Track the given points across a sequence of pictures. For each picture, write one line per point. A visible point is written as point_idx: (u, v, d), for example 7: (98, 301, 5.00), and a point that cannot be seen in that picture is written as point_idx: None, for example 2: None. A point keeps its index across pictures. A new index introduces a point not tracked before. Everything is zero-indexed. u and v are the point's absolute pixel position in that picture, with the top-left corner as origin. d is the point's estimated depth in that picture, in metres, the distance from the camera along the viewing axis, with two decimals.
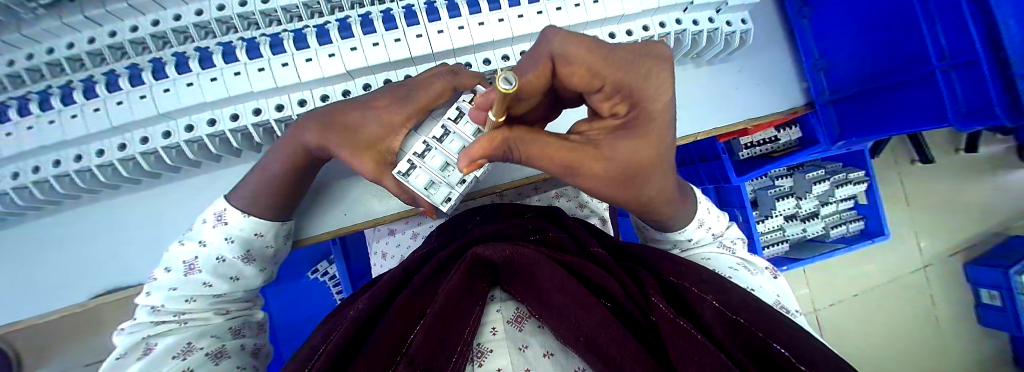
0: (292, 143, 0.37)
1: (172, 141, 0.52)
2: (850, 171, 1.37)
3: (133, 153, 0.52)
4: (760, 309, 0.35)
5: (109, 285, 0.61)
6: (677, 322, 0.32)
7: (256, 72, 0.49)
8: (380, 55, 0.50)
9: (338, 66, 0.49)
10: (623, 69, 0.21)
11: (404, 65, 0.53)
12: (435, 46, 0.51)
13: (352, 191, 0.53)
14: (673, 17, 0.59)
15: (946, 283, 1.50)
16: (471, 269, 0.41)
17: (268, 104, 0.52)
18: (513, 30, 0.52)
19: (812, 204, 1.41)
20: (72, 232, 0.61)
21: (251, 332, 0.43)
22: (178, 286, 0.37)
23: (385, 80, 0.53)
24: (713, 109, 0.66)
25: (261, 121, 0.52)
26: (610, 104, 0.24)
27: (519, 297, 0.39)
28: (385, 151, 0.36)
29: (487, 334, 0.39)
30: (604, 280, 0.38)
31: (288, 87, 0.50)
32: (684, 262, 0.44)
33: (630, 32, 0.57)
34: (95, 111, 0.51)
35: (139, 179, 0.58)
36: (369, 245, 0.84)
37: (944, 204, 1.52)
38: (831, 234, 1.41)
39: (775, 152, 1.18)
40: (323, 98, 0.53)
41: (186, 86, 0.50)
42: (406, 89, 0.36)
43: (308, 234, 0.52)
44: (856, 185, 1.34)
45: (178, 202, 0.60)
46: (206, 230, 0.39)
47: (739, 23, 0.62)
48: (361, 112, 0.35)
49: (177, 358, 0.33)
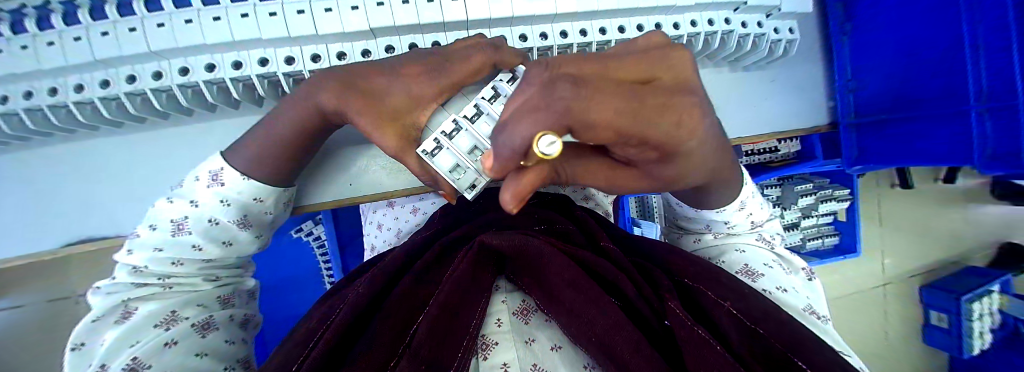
0: (305, 103, 0.34)
1: (164, 84, 0.47)
2: (838, 188, 1.42)
3: (117, 93, 0.47)
4: (779, 319, 0.35)
5: (85, 233, 0.56)
6: (696, 331, 0.31)
7: (267, 17, 0.44)
8: (410, 16, 0.45)
9: (362, 21, 0.45)
10: (659, 117, 0.13)
11: (433, 29, 0.48)
12: (470, 13, 0.47)
13: (358, 161, 0.50)
14: (722, 15, 0.56)
15: (902, 303, 1.61)
16: (478, 259, 0.40)
17: (277, 54, 0.48)
18: (557, 6, 0.48)
19: (795, 215, 1.44)
20: (43, 172, 0.55)
21: (241, 301, 0.41)
22: (163, 247, 0.34)
23: (410, 44, 0.49)
24: (740, 118, 0.65)
25: (268, 72, 0.47)
26: (635, 152, 0.17)
27: (528, 290, 0.38)
28: (409, 126, 0.33)
29: (492, 326, 0.38)
30: (618, 278, 0.37)
31: (302, 39, 0.46)
32: (698, 264, 0.43)
33: (677, 25, 0.54)
34: (76, 40, 0.45)
35: (123, 122, 0.53)
36: (365, 214, 0.81)
37: (915, 229, 1.60)
38: (806, 246, 1.46)
39: (772, 162, 1.20)
40: (339, 56, 0.48)
41: (185, 23, 0.44)
42: (440, 59, 0.33)
43: (308, 202, 0.48)
44: (840, 202, 1.40)
45: (164, 153, 0.55)
46: (200, 189, 0.35)
47: (786, 31, 0.60)
48: (388, 79, 0.31)
49: (161, 327, 0.31)
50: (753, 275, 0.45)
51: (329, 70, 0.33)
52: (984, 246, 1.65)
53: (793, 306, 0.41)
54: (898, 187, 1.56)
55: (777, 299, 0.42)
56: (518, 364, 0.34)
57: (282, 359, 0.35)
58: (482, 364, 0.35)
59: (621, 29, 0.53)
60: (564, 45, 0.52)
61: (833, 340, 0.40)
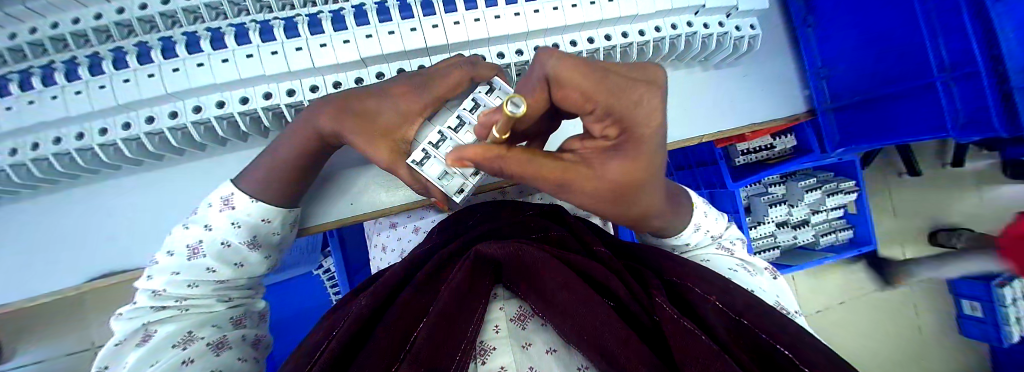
0: (305, 129, 0.37)
1: (179, 122, 0.51)
2: (842, 180, 1.40)
3: (137, 133, 0.52)
4: (761, 311, 0.35)
5: (103, 269, 0.59)
6: (681, 323, 0.32)
7: (269, 56, 0.49)
8: (395, 43, 0.50)
9: (353, 52, 0.49)
10: (620, 94, 0.20)
11: (418, 55, 0.52)
12: (450, 37, 0.51)
13: (358, 180, 0.53)
14: (685, 19, 0.60)
15: (928, 293, 1.54)
16: (475, 268, 0.41)
17: (279, 88, 0.52)
18: (528, 25, 0.52)
19: (803, 212, 1.43)
20: (69, 213, 0.59)
21: (252, 323, 0.42)
22: (180, 271, 0.36)
23: (398, 69, 0.53)
24: (718, 113, 0.67)
25: (272, 104, 0.51)
26: (600, 129, 0.23)
27: (523, 295, 0.40)
28: (400, 140, 0.36)
29: (491, 332, 0.39)
30: (608, 279, 0.38)
31: (300, 72, 0.50)
32: (686, 263, 0.44)
33: (643, 32, 0.58)
34: (101, 88, 0.51)
35: (141, 161, 0.57)
36: (369, 237, 0.83)
37: (928, 215, 1.56)
38: (820, 242, 1.45)
39: (770, 159, 1.21)
40: (334, 85, 0.53)
41: (196, 66, 0.49)
42: (423, 79, 0.36)
43: (313, 223, 0.51)
44: (846, 194, 1.37)
45: (179, 188, 0.59)
46: (212, 214, 0.38)
47: (748, 28, 0.63)
48: (378, 101, 0.35)
49: (178, 347, 0.33)
50: None
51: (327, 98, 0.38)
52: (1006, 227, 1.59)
53: None
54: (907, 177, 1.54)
55: None
56: (515, 368, 0.36)
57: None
58: (481, 369, 0.36)
59: (591, 40, 0.57)
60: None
61: None
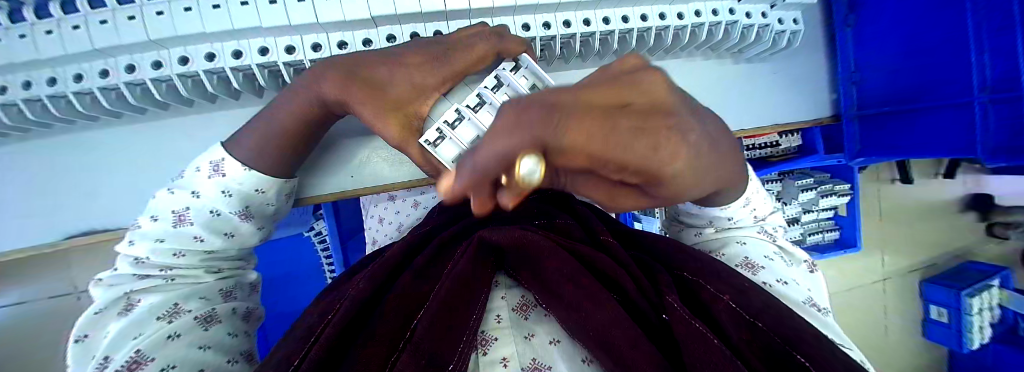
0: (305, 92, 0.33)
1: (164, 73, 0.47)
2: (837, 182, 1.42)
3: (117, 83, 0.47)
4: (778, 312, 0.35)
5: (85, 225, 0.56)
6: (694, 325, 0.30)
7: (267, 5, 0.44)
8: (411, 3, 0.45)
9: (363, 9, 0.45)
10: (630, 147, 0.10)
11: (434, 18, 0.48)
12: (473, 2, 0.46)
13: (360, 152, 0.50)
14: (727, 5, 0.55)
15: (901, 297, 1.61)
16: (477, 255, 0.39)
17: (276, 43, 0.47)
18: None
19: (796, 210, 1.43)
20: (45, 164, 0.55)
21: (243, 294, 0.40)
22: (165, 238, 0.33)
23: (411, 34, 0.48)
24: (741, 110, 0.64)
25: (268, 62, 0.47)
26: (618, 177, 0.13)
27: (526, 284, 0.38)
28: (412, 115, 0.33)
29: (492, 322, 0.38)
30: (617, 273, 0.37)
31: (302, 27, 0.45)
32: (697, 259, 0.43)
33: (681, 15, 0.54)
34: (74, 28, 0.45)
35: (121, 113, 0.53)
36: (366, 208, 0.81)
37: (916, 224, 1.59)
38: (807, 240, 1.47)
39: (772, 157, 1.19)
40: (340, 45, 0.48)
41: (184, 12, 0.44)
42: (443, 48, 0.33)
43: (311, 193, 0.48)
44: (840, 197, 1.41)
45: (165, 145, 0.55)
46: (200, 180, 0.34)
47: (791, 22, 0.59)
48: (389, 69, 0.32)
49: (163, 321, 0.31)
50: (753, 269, 0.45)
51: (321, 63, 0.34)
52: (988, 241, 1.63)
53: (792, 296, 0.42)
54: (898, 183, 1.56)
55: (777, 292, 0.42)
56: (518, 360, 0.35)
57: (282, 355, 0.35)
58: (482, 360, 0.35)
59: (625, 19, 0.53)
60: (567, 35, 0.52)
61: (834, 332, 0.40)
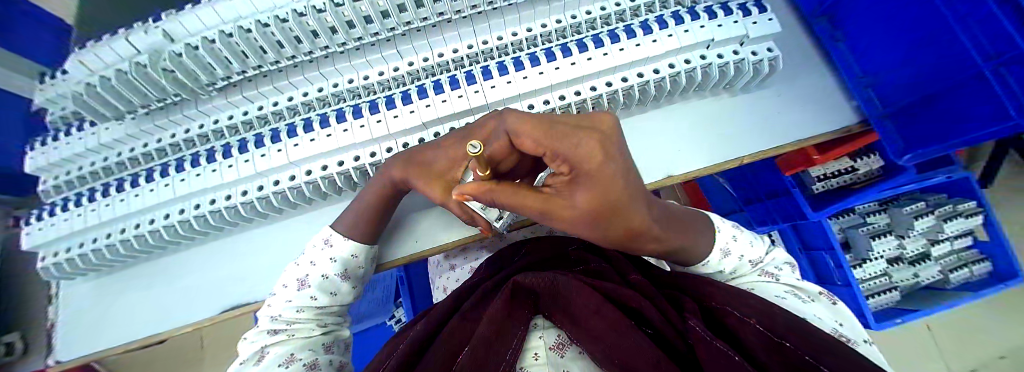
0: (383, 179, 0.48)
1: (296, 182, 0.67)
2: (959, 202, 1.19)
3: (267, 193, 0.68)
4: (812, 333, 0.33)
5: (227, 303, 0.74)
6: (712, 343, 0.32)
7: (358, 128, 0.65)
8: (447, 108, 0.63)
9: (416, 119, 0.63)
10: (560, 138, 0.25)
11: (466, 114, 0.64)
12: (489, 97, 0.63)
13: (422, 222, 0.62)
14: (697, 54, 0.65)
15: None
16: (515, 295, 0.44)
17: (365, 152, 0.67)
18: (552, 79, 0.62)
19: (919, 244, 1.23)
20: (218, 256, 0.78)
21: (338, 349, 0.48)
22: (293, 299, 0.45)
23: (450, 128, 0.65)
24: (752, 135, 0.68)
25: (360, 164, 0.66)
26: (558, 165, 0.27)
27: (559, 323, 0.42)
28: (450, 181, 0.43)
29: (530, 359, 0.42)
30: (642, 306, 0.40)
31: (379, 137, 0.65)
32: (734, 293, 0.43)
33: (657, 70, 0.63)
34: (246, 161, 0.70)
35: (267, 214, 0.76)
36: (432, 280, 0.90)
37: None
38: (951, 280, 1.21)
39: (856, 183, 1.09)
40: (404, 145, 0.66)
41: (310, 141, 0.67)
42: (466, 132, 0.43)
43: (387, 259, 0.60)
44: (968, 218, 1.16)
45: (288, 235, 0.75)
46: (316, 253, 0.48)
47: (764, 51, 0.64)
48: (433, 153, 0.45)
49: (282, 365, 0.39)
50: None
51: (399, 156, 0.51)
52: None
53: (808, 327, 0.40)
54: None
55: None
56: None
57: None
58: None
59: (610, 84, 0.65)
60: (564, 105, 0.65)
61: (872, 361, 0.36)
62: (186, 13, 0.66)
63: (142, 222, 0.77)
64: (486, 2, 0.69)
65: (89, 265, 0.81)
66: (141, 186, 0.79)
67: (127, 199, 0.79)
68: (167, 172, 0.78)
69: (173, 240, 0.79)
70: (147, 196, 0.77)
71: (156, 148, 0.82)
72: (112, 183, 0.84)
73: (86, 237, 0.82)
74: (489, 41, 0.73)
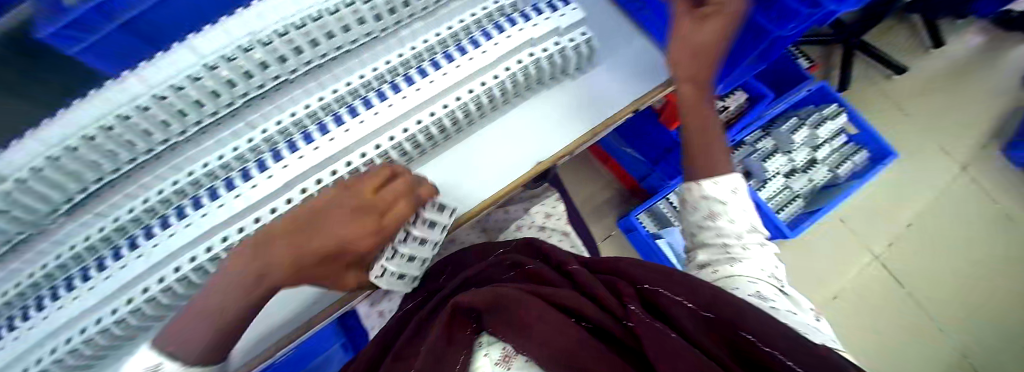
0: (250, 269, 0.42)
1: (145, 295, 0.55)
2: (824, 108, 1.42)
3: (103, 325, 0.54)
4: (723, 297, 0.43)
5: None
6: (653, 325, 0.41)
7: (228, 202, 0.60)
8: (321, 152, 0.63)
9: (274, 183, 0.61)
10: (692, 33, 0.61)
11: (343, 155, 0.64)
12: (360, 130, 0.64)
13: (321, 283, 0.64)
14: (536, 48, 0.72)
15: (956, 195, 1.60)
16: (452, 319, 0.48)
17: (230, 229, 0.59)
18: (412, 100, 0.66)
19: (805, 153, 1.41)
20: None
21: None
22: None
23: (331, 172, 0.63)
24: (596, 103, 0.77)
25: (229, 243, 0.58)
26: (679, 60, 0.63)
27: (499, 333, 0.45)
28: (356, 260, 0.50)
29: (480, 359, 0.47)
30: (581, 306, 0.47)
31: (249, 207, 0.60)
32: (665, 274, 0.51)
33: (506, 69, 0.70)
34: (71, 296, 0.56)
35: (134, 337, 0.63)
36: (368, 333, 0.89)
37: (914, 126, 1.68)
38: (840, 174, 1.40)
39: (732, 119, 1.25)
40: (273, 210, 0.60)
41: (168, 237, 0.58)
42: (368, 207, 0.49)
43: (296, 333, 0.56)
44: (834, 120, 1.39)
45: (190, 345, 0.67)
46: None
47: (580, 37, 0.75)
48: (325, 230, 0.46)
49: None
50: (764, 299, 0.48)
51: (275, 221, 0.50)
52: (987, 108, 1.70)
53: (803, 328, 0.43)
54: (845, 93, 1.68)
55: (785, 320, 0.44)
56: None
57: None
58: None
59: (472, 91, 0.68)
60: (436, 120, 0.66)
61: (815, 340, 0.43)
62: (7, 150, 0.55)
63: None
64: (333, 49, 0.73)
65: None
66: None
67: None
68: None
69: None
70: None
71: None
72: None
73: None
74: (352, 82, 0.73)
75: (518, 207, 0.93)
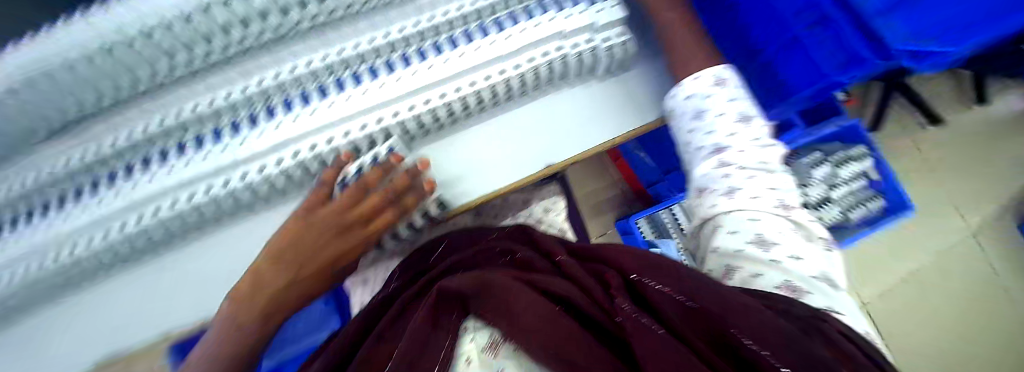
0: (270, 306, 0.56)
1: (167, 216, 0.64)
2: (850, 148, 1.38)
3: (127, 235, 0.61)
4: (716, 288, 0.41)
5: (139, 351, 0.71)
6: (639, 320, 0.41)
7: (230, 147, 0.63)
8: (331, 113, 0.63)
9: (262, 142, 0.62)
10: None
11: (358, 117, 0.63)
12: (384, 93, 0.64)
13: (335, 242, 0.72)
14: (574, 42, 0.67)
15: (959, 257, 1.58)
16: (439, 299, 0.51)
17: (245, 171, 0.62)
18: (436, 71, 0.65)
19: (822, 189, 1.36)
20: (80, 317, 0.67)
21: None
22: None
23: (346, 133, 0.63)
24: (625, 111, 0.75)
25: (256, 181, 0.65)
26: None
27: (492, 321, 0.48)
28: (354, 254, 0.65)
29: (464, 363, 0.49)
30: (569, 293, 0.50)
31: (253, 156, 0.62)
32: (657, 265, 0.52)
33: (532, 59, 0.66)
34: (97, 204, 0.63)
35: (139, 257, 0.68)
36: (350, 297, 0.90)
37: (937, 180, 1.64)
38: (851, 217, 1.38)
39: None
40: (281, 161, 0.62)
41: (181, 167, 0.63)
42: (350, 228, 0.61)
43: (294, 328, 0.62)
44: (855, 161, 1.36)
45: (175, 273, 0.69)
46: None
47: (618, 37, 0.68)
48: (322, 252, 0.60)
49: None
50: (766, 245, 0.50)
51: (270, 248, 0.58)
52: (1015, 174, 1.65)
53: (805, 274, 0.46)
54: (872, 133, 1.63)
55: (785, 267, 0.47)
56: None
57: None
58: None
59: (488, 78, 0.66)
60: (448, 102, 0.65)
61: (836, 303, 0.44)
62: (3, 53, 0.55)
63: None
64: (344, 6, 0.66)
65: None
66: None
67: None
68: (15, 223, 0.68)
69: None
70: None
71: None
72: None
73: None
74: (363, 42, 0.68)
75: (518, 198, 0.92)
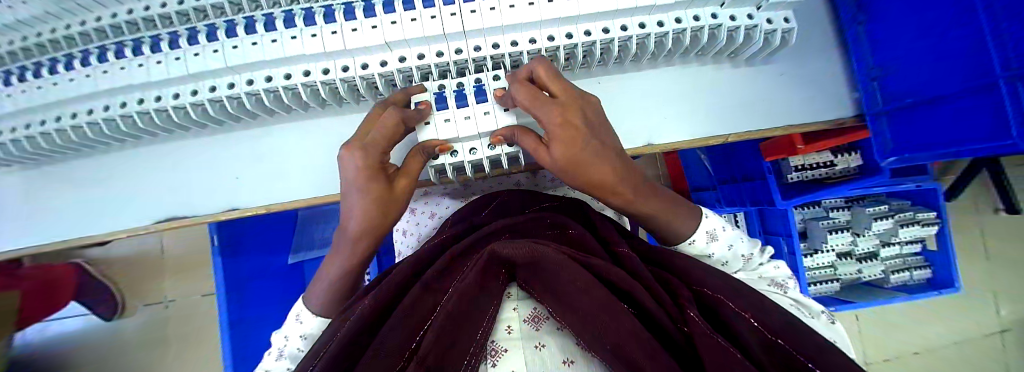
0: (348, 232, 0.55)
1: (273, 85, 0.68)
2: (920, 210, 1.25)
3: (240, 92, 0.68)
4: (800, 332, 0.35)
5: (217, 205, 0.80)
6: (715, 338, 0.30)
7: (330, 35, 0.63)
8: (436, 26, 0.63)
9: (380, 37, 0.63)
10: None
11: (476, 37, 0.66)
12: (505, 18, 0.62)
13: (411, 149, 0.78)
14: (708, 11, 0.67)
15: (988, 354, 1.49)
16: (487, 267, 0.36)
17: (355, 63, 0.67)
18: (541, 13, 0.62)
19: (870, 244, 1.30)
20: (204, 156, 0.82)
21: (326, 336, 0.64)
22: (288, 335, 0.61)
23: (457, 50, 0.67)
24: (728, 104, 0.77)
25: (350, 76, 0.67)
26: None
27: (537, 298, 0.34)
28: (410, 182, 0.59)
29: (503, 333, 0.34)
30: (634, 288, 0.35)
31: (355, 50, 0.64)
32: (731, 285, 0.42)
33: (660, 23, 0.66)
34: (196, 56, 0.68)
35: (241, 117, 0.78)
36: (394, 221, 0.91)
37: (1007, 273, 1.49)
38: (889, 280, 1.31)
39: (829, 177, 1.12)
40: (383, 63, 0.67)
41: (271, 42, 0.65)
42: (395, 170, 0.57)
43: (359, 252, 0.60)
44: (925, 226, 1.22)
45: (277, 140, 0.80)
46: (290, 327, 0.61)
47: (780, 21, 0.68)
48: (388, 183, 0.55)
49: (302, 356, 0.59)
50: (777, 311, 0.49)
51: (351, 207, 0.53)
52: None
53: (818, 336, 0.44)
54: (952, 203, 1.50)
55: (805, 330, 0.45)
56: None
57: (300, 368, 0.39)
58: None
59: (606, 31, 0.66)
60: (570, 44, 0.67)
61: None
62: None
63: (98, 109, 0.74)
64: None
65: (53, 147, 0.80)
66: (91, 67, 0.72)
67: (77, 79, 0.72)
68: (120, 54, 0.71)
69: (143, 130, 0.79)
70: (99, 79, 0.71)
71: (94, 28, 0.73)
72: (48, 62, 0.75)
73: (37, 118, 0.78)
74: None
75: None
